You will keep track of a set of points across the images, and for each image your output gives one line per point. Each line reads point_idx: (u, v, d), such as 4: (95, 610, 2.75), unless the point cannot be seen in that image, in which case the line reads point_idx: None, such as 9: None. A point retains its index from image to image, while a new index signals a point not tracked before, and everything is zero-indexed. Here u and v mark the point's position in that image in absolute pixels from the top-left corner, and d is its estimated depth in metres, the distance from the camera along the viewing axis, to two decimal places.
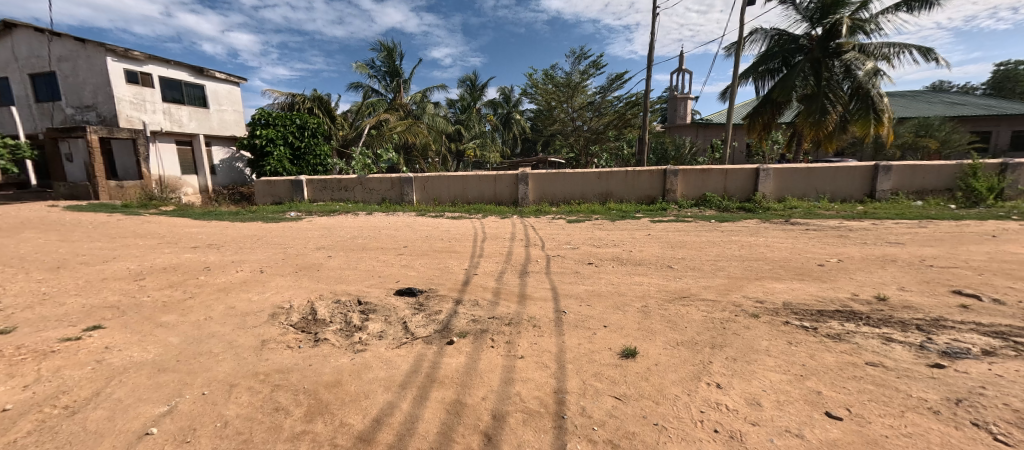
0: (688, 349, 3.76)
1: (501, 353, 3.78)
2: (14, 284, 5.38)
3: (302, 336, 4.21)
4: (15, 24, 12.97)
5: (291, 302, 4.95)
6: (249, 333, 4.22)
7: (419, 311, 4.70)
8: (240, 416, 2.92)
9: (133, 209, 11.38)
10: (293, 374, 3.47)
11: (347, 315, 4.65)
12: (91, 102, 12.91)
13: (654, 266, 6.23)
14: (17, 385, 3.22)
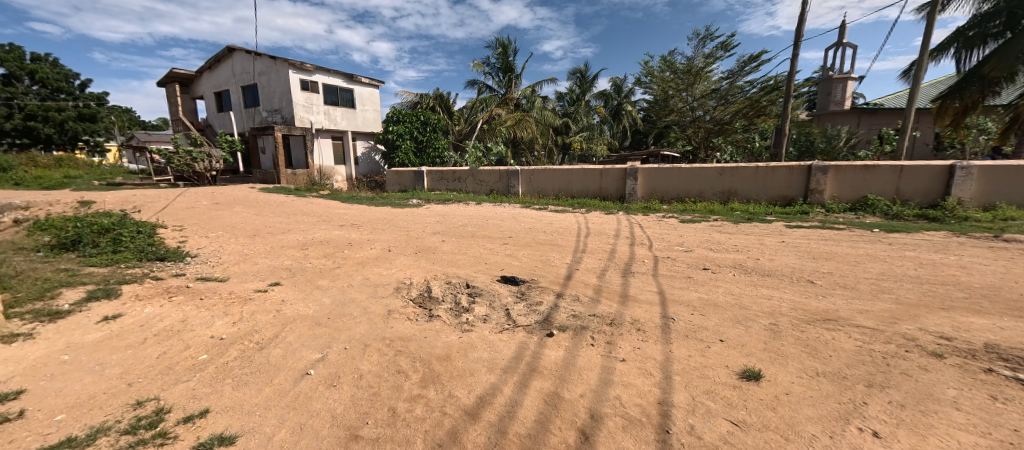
0: (831, 382, 2.63)
1: (600, 353, 3.11)
2: (227, 246, 6.48)
3: (420, 310, 4.10)
4: (233, 48, 15.84)
5: (412, 279, 4.97)
6: (379, 302, 4.27)
7: (522, 300, 4.24)
8: (372, 372, 2.94)
9: (303, 192, 13.19)
10: (413, 343, 3.35)
11: (456, 295, 4.42)
12: (277, 107, 15.35)
13: (788, 279, 4.63)
14: (230, 320, 3.82)
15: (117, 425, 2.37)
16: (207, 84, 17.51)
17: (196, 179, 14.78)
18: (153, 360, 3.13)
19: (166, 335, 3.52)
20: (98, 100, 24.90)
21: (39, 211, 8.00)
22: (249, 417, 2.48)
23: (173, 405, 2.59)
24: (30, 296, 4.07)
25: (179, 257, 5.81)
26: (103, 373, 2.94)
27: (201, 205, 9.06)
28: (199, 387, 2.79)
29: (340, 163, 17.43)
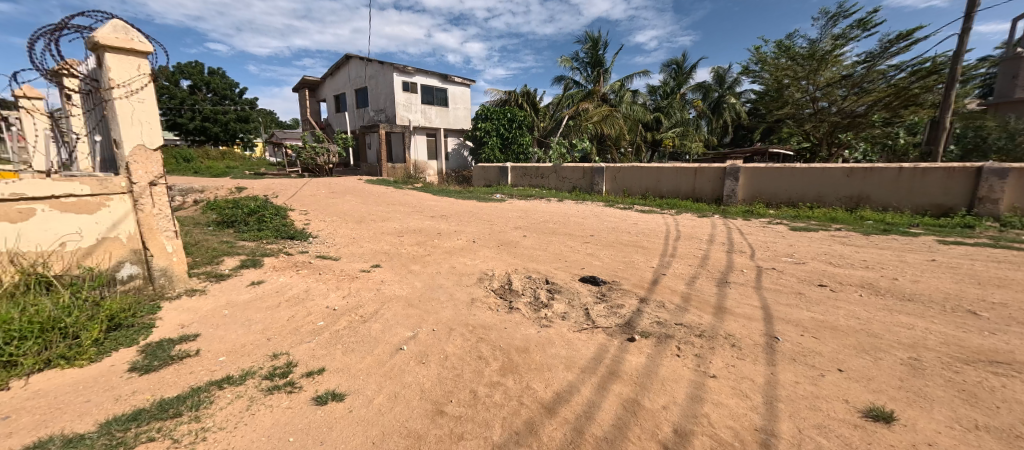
0: (994, 439, 2.16)
1: (687, 366, 2.95)
2: (340, 230, 7.39)
3: (500, 301, 4.28)
4: (350, 55, 17.79)
5: (493, 270, 5.20)
6: (464, 290, 4.55)
7: (602, 300, 4.18)
8: (456, 355, 3.17)
9: (402, 185, 14.36)
10: (494, 332, 3.53)
11: (536, 290, 4.52)
12: (382, 107, 16.93)
13: (936, 307, 3.89)
14: (340, 294, 4.39)
15: (257, 372, 2.89)
16: (330, 88, 19.97)
17: (317, 170, 16.91)
18: (285, 321, 3.75)
19: (294, 301, 4.17)
20: (250, 103, 29.87)
21: (208, 194, 9.93)
22: (354, 380, 2.84)
23: (298, 361, 3.07)
24: (202, 261, 5.10)
25: (304, 236, 6.78)
26: (249, 327, 3.59)
27: (320, 194, 10.40)
28: (317, 349, 3.27)
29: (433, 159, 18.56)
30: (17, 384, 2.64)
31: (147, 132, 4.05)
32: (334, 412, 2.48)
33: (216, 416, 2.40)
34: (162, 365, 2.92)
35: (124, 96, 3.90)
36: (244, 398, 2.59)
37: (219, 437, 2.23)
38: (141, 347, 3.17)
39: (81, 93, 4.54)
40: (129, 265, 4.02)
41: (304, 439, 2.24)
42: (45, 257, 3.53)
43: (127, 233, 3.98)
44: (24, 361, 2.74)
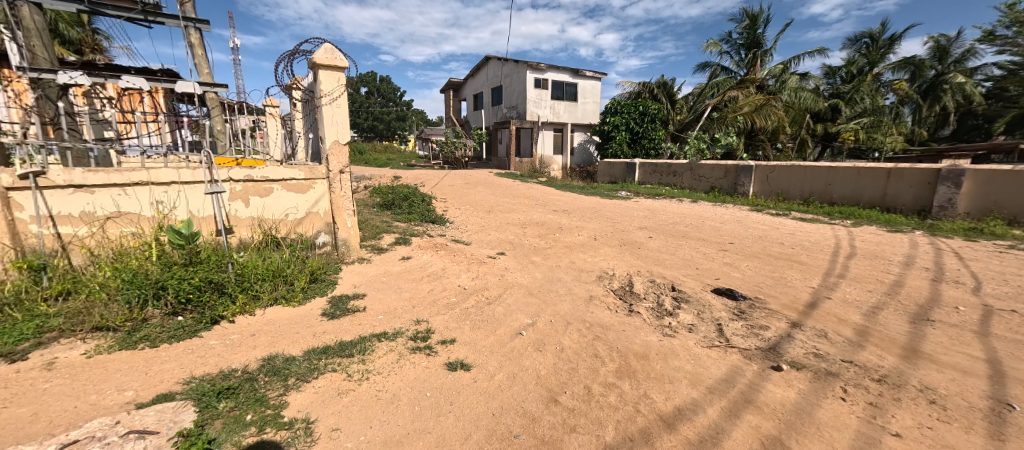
0: None
1: (857, 414, 2.41)
2: (472, 218, 8.12)
3: (619, 302, 4.23)
4: (490, 57, 19.04)
5: (614, 270, 5.14)
6: (584, 287, 4.60)
7: (739, 318, 3.76)
8: (572, 348, 3.23)
9: (527, 178, 14.96)
10: (611, 333, 3.50)
11: (659, 296, 4.31)
12: (515, 104, 17.83)
13: None
14: (470, 275, 4.85)
15: (405, 333, 3.39)
16: (471, 88, 21.80)
17: (454, 163, 18.62)
18: (426, 292, 4.33)
19: (433, 277, 4.77)
20: (407, 105, 34.54)
21: (372, 180, 11.93)
22: (479, 354, 3.11)
23: (434, 329, 3.50)
24: (368, 236, 6.20)
25: (442, 221, 7.66)
26: (399, 294, 4.27)
27: (457, 184, 11.52)
28: (450, 321, 3.67)
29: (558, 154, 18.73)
30: (261, 311, 3.67)
31: (339, 130, 4.95)
32: (462, 379, 2.75)
33: (377, 361, 2.92)
34: (342, 315, 3.69)
35: (328, 103, 4.85)
36: (396, 351, 3.07)
37: (377, 380, 2.69)
38: (330, 298, 4.07)
39: (303, 101, 5.89)
40: (323, 234, 5.13)
41: (438, 396, 2.55)
42: (277, 223, 4.78)
43: (323, 209, 5.08)
44: (265, 296, 3.77)
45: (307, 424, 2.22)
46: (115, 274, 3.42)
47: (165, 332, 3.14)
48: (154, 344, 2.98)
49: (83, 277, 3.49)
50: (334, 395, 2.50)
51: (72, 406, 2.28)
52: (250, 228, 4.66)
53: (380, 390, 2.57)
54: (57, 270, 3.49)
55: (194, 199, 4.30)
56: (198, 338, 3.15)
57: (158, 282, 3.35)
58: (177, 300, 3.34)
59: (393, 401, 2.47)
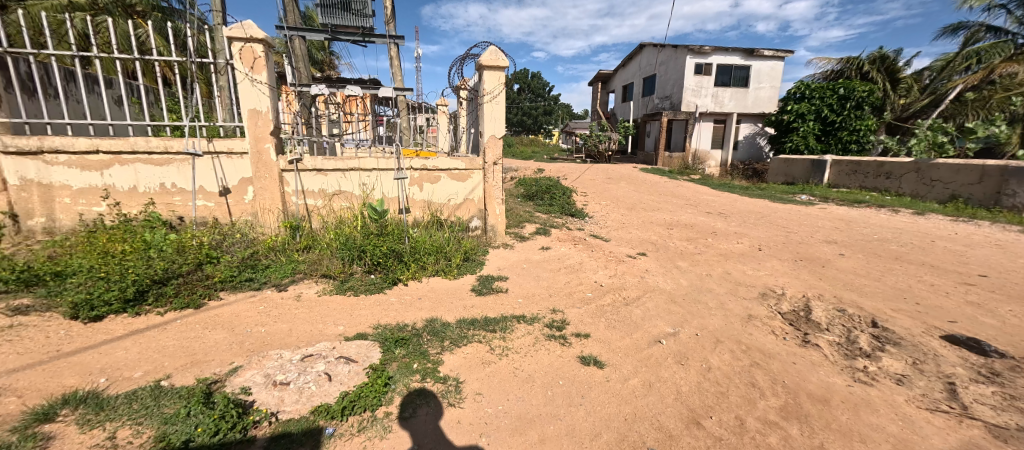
0: None
1: None
2: (612, 214, 7.93)
3: (790, 328, 3.53)
4: (644, 44, 17.83)
5: (785, 289, 4.32)
6: (742, 303, 3.98)
7: (988, 381, 2.72)
8: (722, 371, 2.82)
9: (676, 175, 13.75)
10: (775, 363, 2.94)
11: (853, 331, 3.42)
12: (669, 93, 16.55)
13: None
14: (607, 273, 4.71)
15: (541, 319, 3.51)
16: (621, 79, 21.05)
17: (597, 157, 18.17)
18: (562, 283, 4.39)
19: (570, 270, 4.80)
20: (555, 99, 35.29)
21: (517, 173, 12.63)
22: (615, 354, 2.99)
23: (569, 321, 3.50)
24: (512, 223, 6.69)
25: (582, 216, 7.72)
26: (538, 282, 4.43)
27: (599, 179, 11.33)
28: (585, 315, 3.62)
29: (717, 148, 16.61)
30: (426, 279, 4.36)
31: (496, 126, 5.44)
32: (594, 376, 2.71)
33: (514, 342, 3.13)
34: (488, 292, 4.08)
35: (489, 100, 5.36)
36: (532, 336, 3.22)
37: (514, 358, 2.91)
38: (478, 276, 4.55)
39: (468, 99, 6.65)
40: (475, 219, 5.77)
41: (570, 386, 2.60)
42: (442, 206, 5.56)
43: (478, 196, 5.68)
44: (429, 268, 4.45)
45: (457, 383, 2.58)
46: (334, 238, 4.55)
47: (363, 285, 4.04)
48: (356, 293, 3.87)
49: (317, 237, 4.75)
50: (478, 364, 2.81)
51: (311, 329, 3.16)
52: (422, 209, 5.51)
53: (517, 369, 2.77)
54: (304, 229, 4.83)
55: (387, 183, 5.29)
56: (383, 294, 3.93)
57: (360, 246, 4.34)
58: (372, 262, 4.27)
59: (528, 381, 2.64)
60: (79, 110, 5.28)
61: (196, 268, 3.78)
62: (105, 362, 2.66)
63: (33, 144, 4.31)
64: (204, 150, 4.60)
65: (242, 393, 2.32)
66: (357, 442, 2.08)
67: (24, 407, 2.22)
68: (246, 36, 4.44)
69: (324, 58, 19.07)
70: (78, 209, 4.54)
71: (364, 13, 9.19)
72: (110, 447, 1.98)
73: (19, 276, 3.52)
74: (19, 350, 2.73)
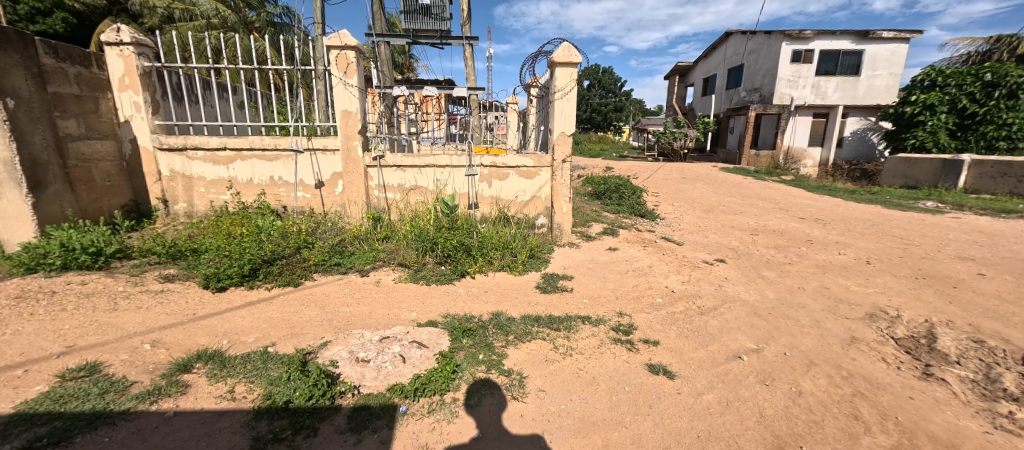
0: None
1: None
2: (687, 216, 7.47)
3: (907, 357, 3.02)
4: (730, 32, 16.30)
5: (901, 311, 3.71)
6: (842, 323, 3.50)
7: None
8: (817, 397, 2.50)
9: (762, 175, 12.59)
10: (885, 395, 2.54)
11: (994, 369, 2.84)
12: (758, 85, 15.04)
13: None
14: (679, 279, 4.43)
15: (607, 322, 3.42)
16: (701, 71, 19.69)
17: (671, 155, 17.21)
18: (630, 287, 4.23)
19: (639, 273, 4.61)
20: (627, 95, 34.03)
21: (585, 171, 12.40)
22: (687, 366, 2.81)
23: (637, 326, 3.37)
24: (578, 222, 6.59)
25: (653, 217, 7.38)
26: (605, 283, 4.32)
27: (673, 178, 10.72)
28: (654, 322, 3.45)
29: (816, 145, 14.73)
30: (493, 273, 4.45)
31: (566, 123, 5.37)
32: (663, 387, 2.57)
33: (578, 342, 3.08)
34: (553, 290, 4.06)
35: (560, 97, 5.31)
36: (598, 338, 3.16)
37: (578, 358, 2.87)
38: (543, 273, 4.54)
39: (539, 97, 6.65)
40: (542, 216, 5.75)
41: (636, 394, 2.50)
42: (509, 202, 5.63)
43: (545, 194, 5.66)
44: (496, 262, 4.53)
45: (521, 377, 2.61)
46: (409, 230, 4.84)
47: (435, 275, 4.24)
48: (428, 282, 4.08)
49: (395, 228, 5.08)
50: (542, 361, 2.81)
51: (389, 314, 3.39)
52: (490, 205, 5.64)
53: (582, 370, 2.73)
54: (384, 221, 5.21)
55: (458, 179, 5.49)
56: (453, 285, 4.10)
57: (432, 239, 4.57)
58: (443, 254, 4.47)
59: (592, 384, 2.59)
60: (210, 112, 6.16)
61: (295, 251, 4.24)
62: (226, 327, 3.08)
63: (179, 142, 5.06)
64: (304, 147, 5.13)
65: (330, 366, 2.57)
66: (427, 422, 2.19)
67: (172, 358, 2.68)
68: (343, 45, 4.86)
69: (404, 61, 20.32)
70: (210, 197, 5.27)
71: (442, 16, 9.59)
72: (230, 399, 2.30)
73: (167, 250, 4.23)
74: (167, 310, 3.28)
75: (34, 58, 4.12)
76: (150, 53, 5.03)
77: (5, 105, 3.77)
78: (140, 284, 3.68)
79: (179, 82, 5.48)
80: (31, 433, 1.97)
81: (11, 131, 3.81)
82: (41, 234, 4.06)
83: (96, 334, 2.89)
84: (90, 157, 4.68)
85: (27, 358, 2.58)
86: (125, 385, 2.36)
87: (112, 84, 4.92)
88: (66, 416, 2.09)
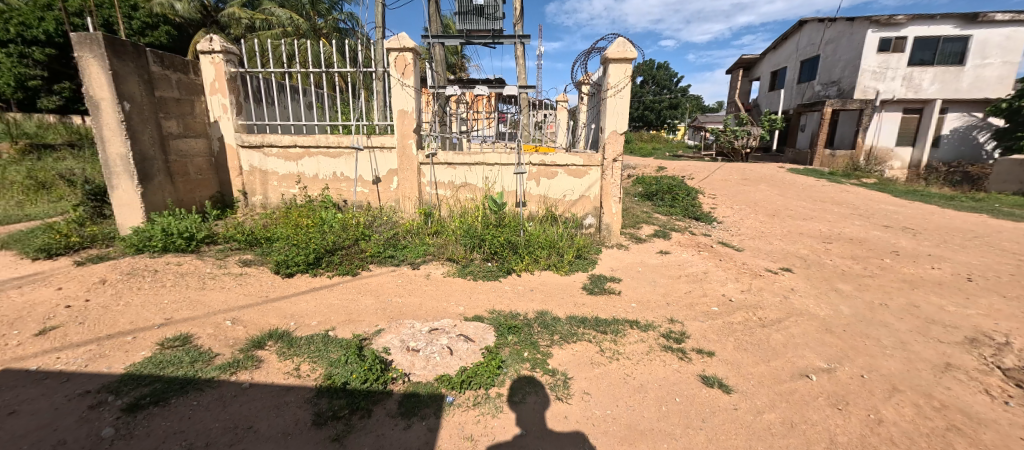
0: None
1: None
2: (748, 220, 6.99)
3: (1017, 392, 2.61)
4: (806, 20, 15.02)
5: (1010, 338, 3.22)
6: (934, 347, 3.10)
7: None
8: (901, 427, 2.23)
9: (837, 177, 11.45)
10: (988, 433, 2.21)
11: None
12: (836, 78, 13.72)
13: None
14: (738, 287, 4.14)
15: (656, 328, 3.28)
16: (768, 64, 18.35)
17: (731, 155, 16.16)
18: (682, 293, 4.02)
19: (693, 279, 4.37)
20: (683, 91, 32.49)
21: (636, 171, 11.99)
22: (746, 381, 2.62)
23: (689, 334, 3.20)
24: (628, 223, 6.38)
25: (709, 220, 6.98)
26: (654, 288, 4.14)
27: (732, 179, 10.07)
28: (708, 331, 3.26)
29: (906, 145, 13.24)
30: (538, 272, 4.41)
31: (618, 121, 5.20)
32: (719, 401, 2.41)
33: (626, 347, 2.97)
34: (599, 292, 3.96)
35: (613, 94, 5.15)
36: (646, 344, 3.03)
37: (625, 363, 2.77)
38: (589, 275, 4.44)
39: (591, 94, 6.50)
40: (589, 216, 5.62)
41: (688, 405, 2.36)
42: (557, 201, 5.57)
43: (594, 193, 5.52)
44: (542, 261, 4.48)
45: (566, 378, 2.56)
46: (458, 226, 4.93)
47: (481, 271, 4.28)
48: (475, 278, 4.13)
49: (444, 224, 5.19)
50: (588, 363, 2.75)
51: (437, 306, 3.46)
52: (537, 204, 5.61)
53: (629, 376, 2.63)
54: (434, 216, 5.34)
55: (507, 177, 5.51)
56: (499, 281, 4.12)
57: (480, 235, 4.63)
58: (490, 250, 4.51)
59: (640, 391, 2.48)
60: (283, 112, 6.65)
61: (354, 242, 4.46)
62: (293, 310, 3.31)
63: (257, 140, 5.52)
64: (364, 145, 5.39)
65: (383, 353, 2.67)
66: (472, 415, 2.21)
67: (248, 335, 2.93)
68: (401, 47, 5.03)
69: (457, 62, 20.79)
70: (281, 190, 5.68)
71: (495, 16, 9.65)
72: (296, 376, 2.46)
73: (245, 237, 4.62)
74: (245, 291, 3.59)
75: (145, 66, 4.62)
76: (236, 59, 5.52)
77: (121, 107, 4.29)
78: (223, 267, 4.06)
79: (259, 84, 5.95)
80: (137, 392, 2.26)
81: (126, 130, 4.34)
82: (147, 219, 4.58)
83: (188, 309, 3.23)
84: (187, 153, 5.18)
85: (135, 327, 2.95)
86: (210, 356, 2.62)
87: (205, 88, 5.45)
88: (164, 380, 2.37)
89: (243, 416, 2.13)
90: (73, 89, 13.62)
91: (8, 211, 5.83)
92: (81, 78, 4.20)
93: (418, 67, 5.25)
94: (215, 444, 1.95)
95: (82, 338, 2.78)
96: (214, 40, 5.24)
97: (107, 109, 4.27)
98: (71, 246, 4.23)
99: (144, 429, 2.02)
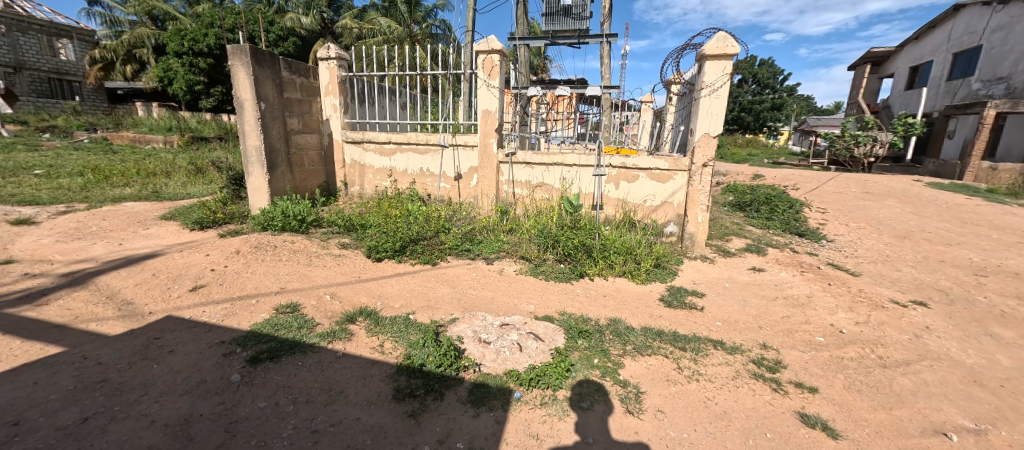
0: None
1: None
2: (867, 241, 6.02)
3: None
4: (965, 4, 12.58)
5: None
6: None
7: None
8: None
9: (999, 196, 9.30)
10: None
11: None
12: (1005, 73, 11.33)
13: None
14: (851, 318, 3.60)
15: (746, 352, 2.98)
16: (906, 58, 15.62)
17: (849, 164, 14.04)
18: (777, 317, 3.58)
19: (792, 303, 3.88)
20: (791, 90, 29.07)
21: (730, 179, 10.97)
22: (859, 428, 2.26)
23: (786, 364, 2.85)
24: (714, 235, 5.90)
25: (816, 236, 6.15)
26: (744, 308, 3.75)
27: (849, 192, 8.75)
28: (810, 363, 2.88)
29: None
30: (612, 278, 4.25)
31: (713, 122, 4.80)
32: (820, 444, 2.12)
33: (709, 368, 2.74)
34: (678, 306, 3.69)
35: (708, 94, 4.77)
36: (732, 368, 2.77)
37: (707, 386, 2.55)
38: (668, 285, 4.18)
39: (682, 94, 6.10)
40: (672, 224, 5.29)
41: (782, 444, 2.10)
42: (637, 206, 5.32)
43: (679, 200, 5.18)
44: (617, 268, 4.32)
45: (638, 392, 2.44)
46: (533, 225, 4.97)
47: (553, 272, 4.26)
48: (546, 278, 4.12)
49: (519, 222, 5.27)
50: (663, 380, 2.58)
51: (509, 302, 3.52)
52: (615, 207, 5.43)
53: (711, 400, 2.42)
54: (510, 214, 5.43)
55: (585, 179, 5.41)
56: (570, 284, 4.05)
57: (554, 235, 4.60)
58: (563, 251, 4.48)
59: (723, 418, 2.27)
60: (382, 112, 7.27)
61: (435, 234, 4.71)
62: (381, 291, 3.59)
63: (358, 137, 6.08)
64: (449, 143, 5.66)
65: (457, 341, 2.78)
66: (538, 414, 2.20)
67: (342, 310, 3.22)
68: (489, 49, 5.20)
69: (540, 63, 21.01)
70: (375, 183, 6.19)
71: (582, 16, 9.61)
72: (380, 352, 2.66)
73: (344, 223, 5.11)
74: (342, 270, 3.99)
75: (277, 71, 5.32)
76: (347, 64, 6.13)
77: (259, 107, 5.00)
78: (326, 247, 4.53)
79: (363, 85, 6.52)
80: (258, 348, 2.61)
81: (260, 126, 5.05)
82: (270, 202, 5.30)
83: (298, 282, 3.67)
84: (303, 147, 5.88)
85: (259, 291, 3.43)
86: (313, 324, 2.94)
87: (321, 90, 6.13)
88: (278, 340, 2.71)
89: (336, 381, 2.36)
90: (224, 93, 16.30)
91: (175, 189, 7.15)
92: (232, 81, 4.98)
93: (504, 68, 5.37)
94: (314, 402, 2.18)
95: (221, 297, 3.30)
96: (330, 48, 5.87)
97: (248, 108, 5.00)
98: (217, 221, 5.04)
99: (261, 380, 2.34)
